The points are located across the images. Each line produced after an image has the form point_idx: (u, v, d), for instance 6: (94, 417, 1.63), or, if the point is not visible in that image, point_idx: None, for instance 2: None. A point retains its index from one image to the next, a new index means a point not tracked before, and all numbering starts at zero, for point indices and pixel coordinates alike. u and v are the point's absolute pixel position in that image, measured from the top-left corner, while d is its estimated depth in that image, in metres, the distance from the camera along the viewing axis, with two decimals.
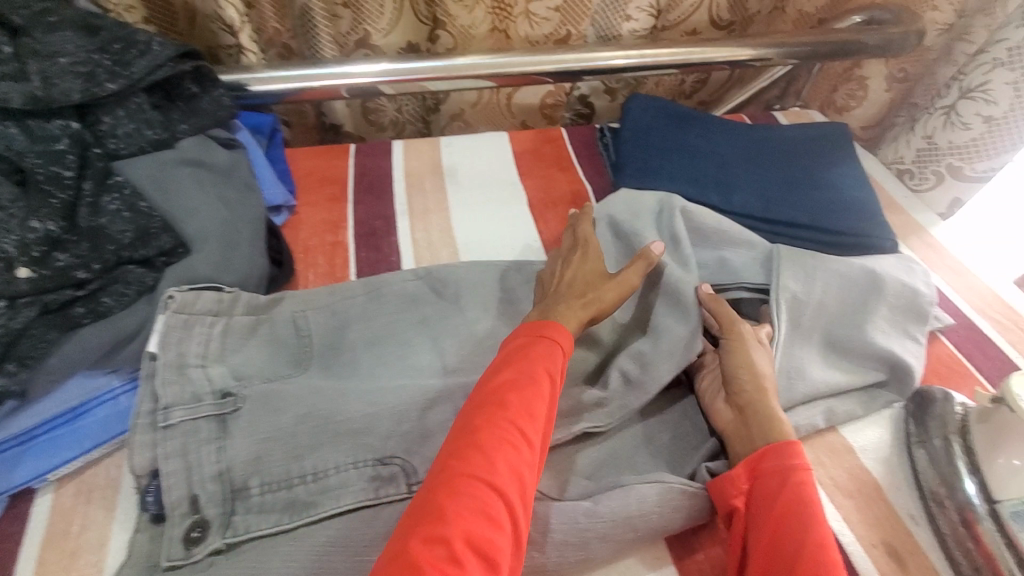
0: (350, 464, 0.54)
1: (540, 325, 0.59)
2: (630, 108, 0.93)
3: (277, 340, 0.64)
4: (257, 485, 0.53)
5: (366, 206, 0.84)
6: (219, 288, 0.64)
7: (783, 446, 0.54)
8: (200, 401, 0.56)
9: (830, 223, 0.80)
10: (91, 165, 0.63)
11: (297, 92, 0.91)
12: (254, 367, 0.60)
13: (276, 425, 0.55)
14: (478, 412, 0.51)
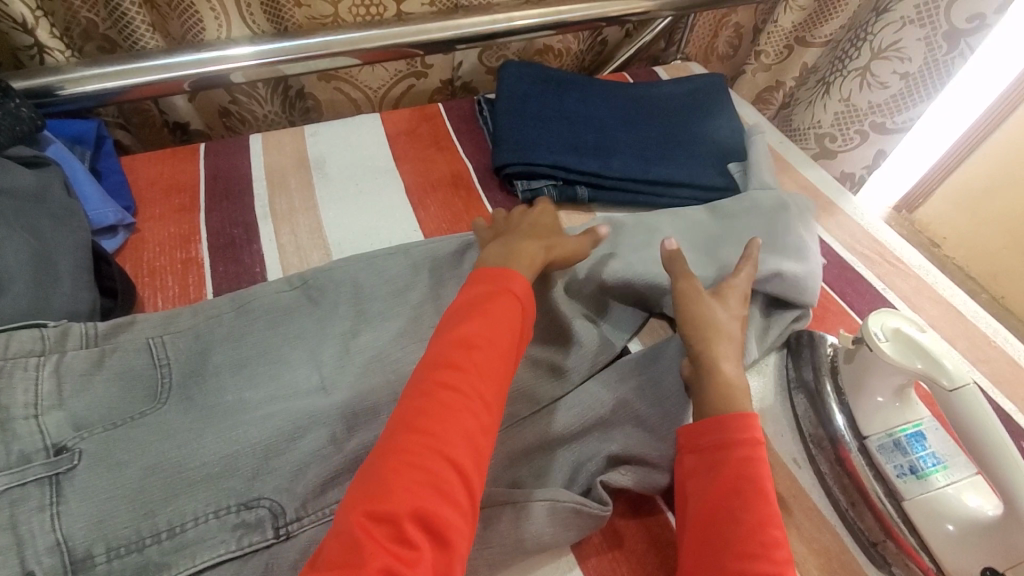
0: (211, 513, 0.48)
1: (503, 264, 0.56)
2: (505, 76, 0.88)
3: (128, 371, 0.54)
4: (103, 552, 0.45)
5: (221, 212, 0.76)
6: (41, 325, 0.55)
7: (738, 419, 0.51)
8: (27, 462, 0.46)
9: (708, 178, 0.80)
10: None
11: (124, 90, 0.79)
12: (100, 410, 0.51)
13: (119, 482, 0.47)
14: (435, 367, 0.48)
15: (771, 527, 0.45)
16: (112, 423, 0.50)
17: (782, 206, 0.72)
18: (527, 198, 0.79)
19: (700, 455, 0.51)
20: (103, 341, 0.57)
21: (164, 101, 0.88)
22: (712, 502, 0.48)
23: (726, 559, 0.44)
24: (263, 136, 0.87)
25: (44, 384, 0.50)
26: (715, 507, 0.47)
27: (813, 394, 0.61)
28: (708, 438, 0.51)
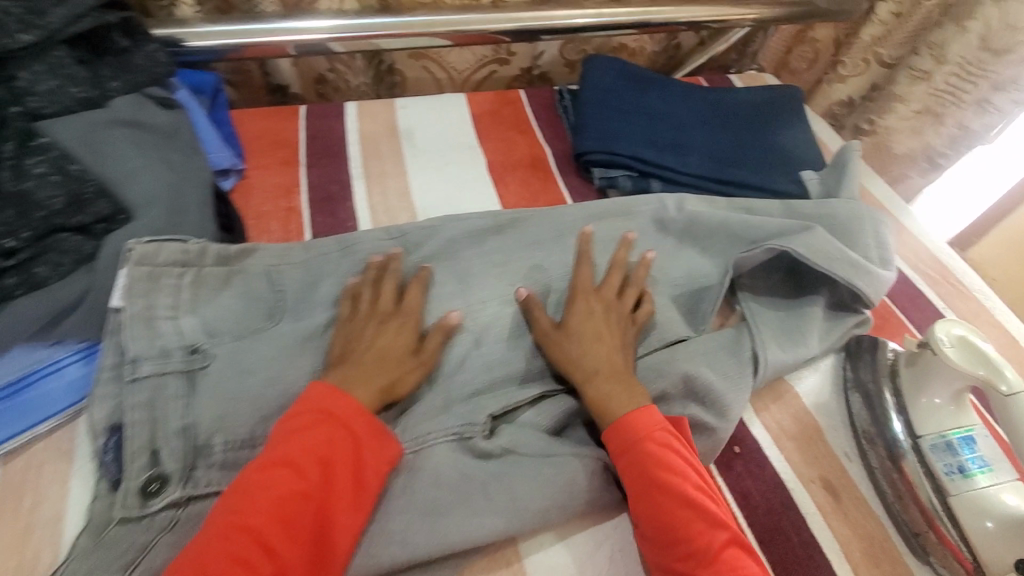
0: None
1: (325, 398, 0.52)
2: (589, 69, 0.92)
3: (249, 294, 0.61)
4: (221, 442, 0.53)
5: (320, 169, 0.82)
6: (184, 240, 0.60)
7: (626, 419, 0.56)
8: (168, 358, 0.54)
9: (779, 185, 0.83)
10: (12, 125, 0.56)
11: (239, 49, 0.85)
12: (228, 324, 0.58)
13: (244, 384, 0.55)
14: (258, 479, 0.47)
15: (703, 502, 0.52)
16: (237, 337, 0.58)
17: (859, 219, 0.75)
18: (603, 186, 0.84)
19: (630, 442, 0.55)
20: (233, 263, 0.62)
21: (270, 62, 0.96)
22: (648, 486, 0.52)
23: (670, 535, 0.50)
24: (357, 103, 0.93)
25: (183, 295, 0.58)
26: (649, 490, 0.52)
27: (869, 395, 0.64)
28: (627, 429, 0.55)
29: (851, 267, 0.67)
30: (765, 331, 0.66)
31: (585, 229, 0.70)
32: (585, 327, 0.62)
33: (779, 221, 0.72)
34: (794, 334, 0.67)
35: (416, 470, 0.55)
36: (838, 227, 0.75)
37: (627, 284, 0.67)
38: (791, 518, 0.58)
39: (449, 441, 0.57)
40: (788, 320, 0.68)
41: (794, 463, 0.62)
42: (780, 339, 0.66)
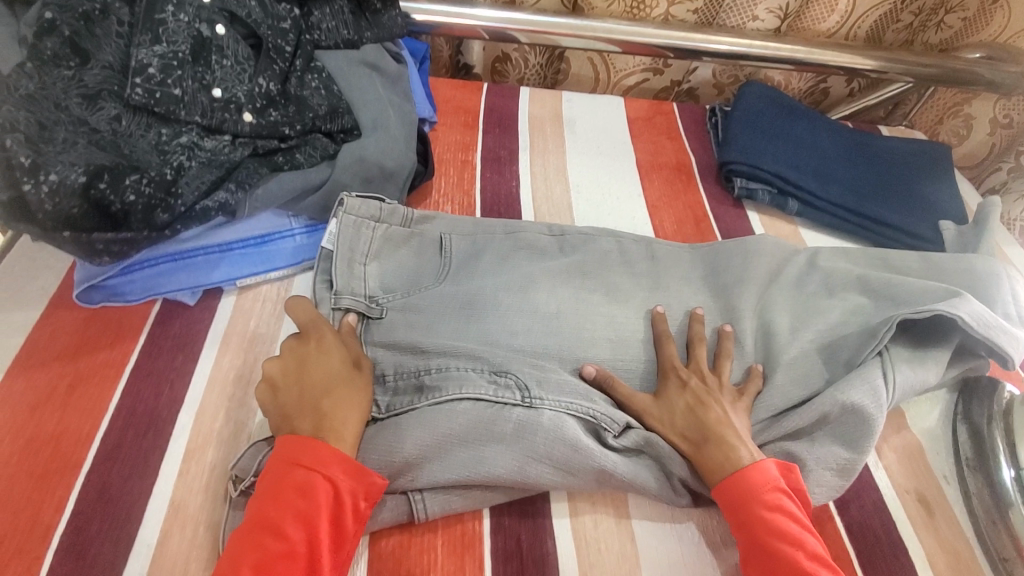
0: (470, 367, 0.60)
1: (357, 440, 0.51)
2: (744, 93, 1.00)
3: (424, 254, 0.70)
4: (391, 371, 0.61)
5: (494, 136, 0.95)
6: (382, 200, 0.72)
7: (732, 480, 0.54)
8: (358, 299, 0.65)
9: (916, 227, 0.86)
10: (302, 47, 0.73)
11: (448, 27, 1.02)
12: (402, 272, 0.69)
13: (414, 330, 0.64)
14: (255, 514, 0.47)
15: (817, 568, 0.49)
16: (408, 292, 0.67)
17: (995, 276, 0.73)
18: (741, 196, 0.90)
19: (737, 500, 0.53)
20: (412, 226, 0.72)
21: (466, 44, 1.13)
22: (753, 545, 0.51)
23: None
24: (530, 90, 1.06)
25: (374, 245, 0.69)
26: (755, 553, 0.51)
27: (976, 427, 0.66)
28: (732, 489, 0.54)
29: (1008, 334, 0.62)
30: (901, 366, 0.63)
31: (653, 308, 0.69)
32: (679, 403, 0.60)
33: (931, 283, 0.68)
34: (926, 376, 0.63)
35: (561, 424, 0.56)
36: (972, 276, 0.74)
37: (716, 359, 0.65)
38: (881, 517, 0.60)
39: (583, 418, 0.58)
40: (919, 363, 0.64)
41: (892, 473, 0.64)
42: (913, 370, 0.63)
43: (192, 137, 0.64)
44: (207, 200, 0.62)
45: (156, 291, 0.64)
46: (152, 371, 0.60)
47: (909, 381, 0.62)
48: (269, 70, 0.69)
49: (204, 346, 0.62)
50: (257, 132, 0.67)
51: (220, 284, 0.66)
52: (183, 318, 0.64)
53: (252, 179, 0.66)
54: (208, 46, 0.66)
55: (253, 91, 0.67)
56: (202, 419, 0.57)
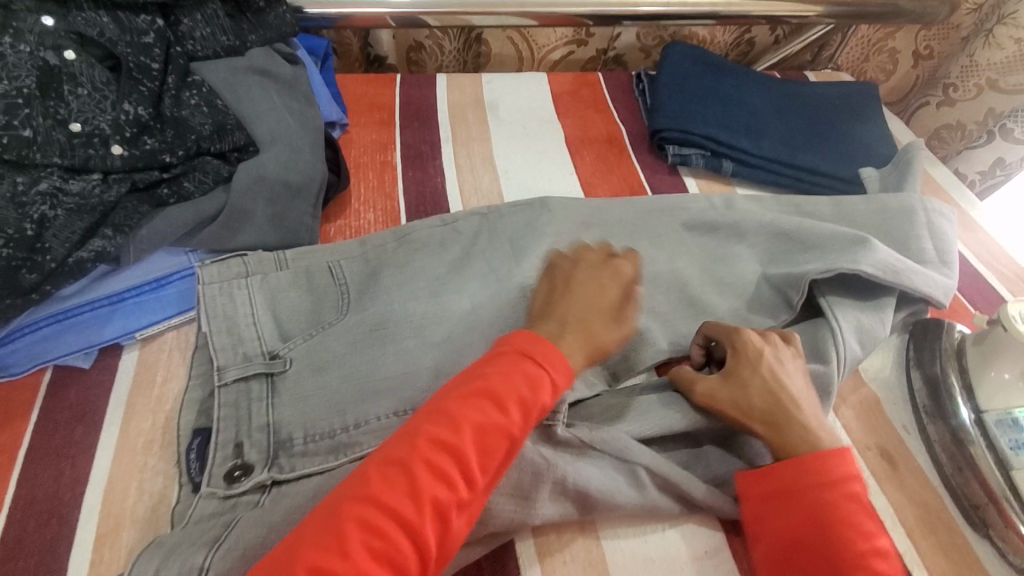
0: (392, 413, 0.55)
1: (537, 350, 0.49)
2: (668, 54, 0.96)
3: (317, 288, 0.64)
4: (302, 436, 0.54)
5: (411, 130, 0.89)
6: (243, 254, 0.64)
7: (787, 464, 0.52)
8: (250, 361, 0.57)
9: (850, 172, 0.85)
10: (173, 62, 0.66)
11: (349, 18, 0.94)
12: (299, 314, 0.62)
13: (321, 384, 0.56)
14: (425, 430, 0.44)
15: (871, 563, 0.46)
16: (311, 333, 0.60)
17: (908, 212, 0.75)
18: (675, 162, 0.87)
19: (784, 482, 0.52)
20: (290, 265, 0.65)
21: (373, 33, 1.05)
22: (797, 530, 0.50)
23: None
24: (447, 76, 1.00)
25: (258, 286, 0.62)
26: (795, 539, 0.49)
27: (932, 377, 0.65)
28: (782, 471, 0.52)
29: (913, 273, 0.67)
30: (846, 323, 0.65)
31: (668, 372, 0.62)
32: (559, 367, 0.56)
33: (838, 228, 0.72)
34: (865, 329, 0.66)
35: None
36: (898, 217, 0.75)
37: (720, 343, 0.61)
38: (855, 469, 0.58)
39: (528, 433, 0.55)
40: (863, 321, 0.66)
41: (852, 431, 0.64)
42: (857, 325, 0.66)
43: (54, 181, 0.56)
44: (82, 250, 0.55)
45: (44, 358, 0.57)
46: (49, 450, 0.53)
47: (856, 335, 0.65)
48: (136, 92, 0.61)
49: (105, 413, 0.56)
50: (131, 165, 0.59)
51: (115, 340, 0.59)
52: (79, 384, 0.58)
53: (131, 220, 0.58)
54: (57, 75, 0.58)
55: (118, 119, 0.59)
56: (113, 497, 0.51)
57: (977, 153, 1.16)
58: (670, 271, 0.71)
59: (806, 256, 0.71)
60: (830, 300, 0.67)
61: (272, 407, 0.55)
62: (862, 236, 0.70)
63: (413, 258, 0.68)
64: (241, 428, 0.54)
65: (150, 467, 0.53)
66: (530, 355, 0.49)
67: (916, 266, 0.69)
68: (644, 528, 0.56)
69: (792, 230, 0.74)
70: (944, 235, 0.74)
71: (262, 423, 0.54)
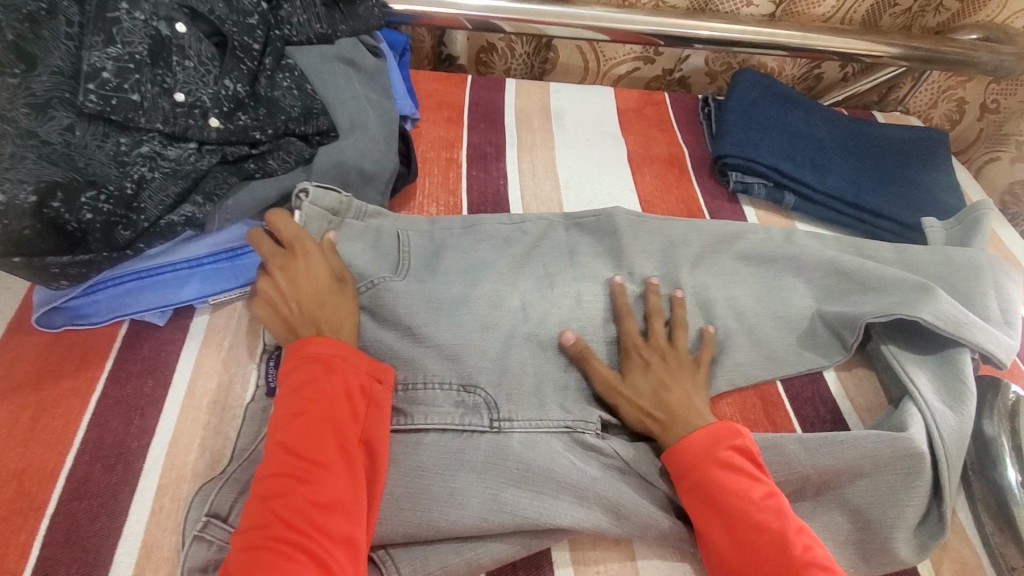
0: (437, 385, 0.61)
1: (311, 346, 0.55)
2: (738, 82, 0.97)
3: (380, 247, 0.68)
4: None
5: (479, 132, 0.91)
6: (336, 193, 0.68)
7: (703, 438, 0.56)
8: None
9: (915, 218, 0.84)
10: (271, 44, 0.69)
11: (430, 17, 0.97)
12: (361, 260, 0.66)
13: (380, 337, 0.63)
14: (277, 466, 0.49)
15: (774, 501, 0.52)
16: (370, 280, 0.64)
17: (975, 269, 0.75)
18: (736, 189, 0.87)
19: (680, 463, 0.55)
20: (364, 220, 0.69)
21: (449, 34, 1.08)
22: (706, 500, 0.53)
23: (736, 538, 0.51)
24: (516, 81, 1.02)
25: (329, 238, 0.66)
26: (740, 515, 0.51)
27: (983, 437, 0.64)
28: (695, 457, 0.55)
29: (978, 329, 0.66)
30: (917, 372, 0.66)
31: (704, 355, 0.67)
32: (644, 379, 0.62)
33: (902, 274, 0.71)
34: (933, 385, 0.65)
35: (531, 446, 0.57)
36: (958, 273, 0.75)
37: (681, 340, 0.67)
38: (892, 487, 0.56)
39: (557, 432, 0.60)
40: (935, 378, 0.65)
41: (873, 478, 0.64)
42: (926, 380, 0.65)
43: (154, 146, 0.59)
44: (173, 214, 0.59)
45: (122, 312, 0.60)
46: (120, 399, 0.56)
47: (923, 387, 0.64)
48: (236, 70, 0.64)
49: (174, 369, 0.59)
50: (225, 138, 0.62)
51: (190, 302, 0.62)
52: (152, 340, 0.61)
53: (221, 189, 0.61)
54: (168, 46, 0.62)
55: (219, 94, 0.63)
56: (176, 451, 0.54)
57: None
58: (721, 300, 0.73)
59: (864, 298, 0.71)
60: (895, 351, 0.68)
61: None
62: (926, 282, 0.70)
63: (472, 255, 0.71)
64: None
65: (212, 428, 0.56)
66: (303, 354, 0.54)
67: (980, 323, 0.68)
68: (676, 550, 0.57)
69: (853, 266, 0.73)
70: (1009, 297, 0.74)
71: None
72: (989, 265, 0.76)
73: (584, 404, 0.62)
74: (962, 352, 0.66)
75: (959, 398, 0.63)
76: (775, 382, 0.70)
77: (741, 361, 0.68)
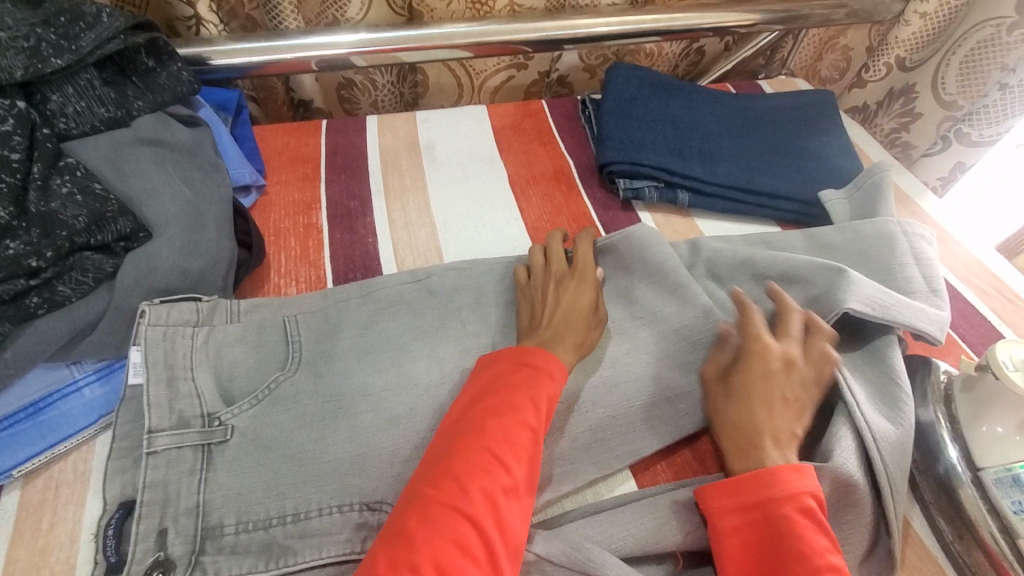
0: (334, 507, 0.50)
1: (531, 355, 0.54)
2: (612, 78, 0.90)
3: (263, 344, 0.60)
4: (233, 523, 0.49)
5: (339, 185, 0.81)
6: (196, 298, 0.60)
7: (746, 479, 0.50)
8: (187, 427, 0.52)
9: (814, 193, 0.80)
10: (39, 145, 0.58)
11: (263, 66, 0.86)
12: (242, 370, 0.58)
13: (263, 460, 0.52)
14: (457, 444, 0.47)
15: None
16: (255, 396, 0.55)
17: (886, 238, 0.70)
18: (628, 196, 0.81)
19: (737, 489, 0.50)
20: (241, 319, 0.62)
21: (295, 77, 0.97)
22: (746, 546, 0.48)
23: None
24: (378, 118, 0.92)
25: (196, 354, 0.57)
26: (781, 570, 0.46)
27: (923, 427, 0.59)
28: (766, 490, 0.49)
29: (902, 307, 0.61)
30: (849, 374, 0.60)
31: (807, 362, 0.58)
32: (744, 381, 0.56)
33: (816, 258, 0.66)
34: (865, 392, 0.59)
35: None
36: (868, 245, 0.70)
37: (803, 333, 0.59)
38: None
39: None
40: (865, 383, 0.60)
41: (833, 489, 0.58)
42: (861, 384, 0.59)
43: None
44: None
45: None
46: None
47: (858, 394, 0.57)
48: None
49: None
50: None
51: None
52: None
53: None
54: None
55: None
56: None
57: (936, 160, 1.19)
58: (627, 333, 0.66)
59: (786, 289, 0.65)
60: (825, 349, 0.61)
61: (202, 484, 0.50)
62: (838, 264, 0.64)
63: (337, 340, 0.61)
64: (167, 511, 0.49)
65: None
66: (527, 360, 0.53)
67: (905, 299, 0.63)
68: None
69: (754, 254, 0.68)
70: (926, 261, 0.69)
71: (190, 505, 0.49)
72: (900, 226, 0.72)
73: None
74: (889, 347, 0.61)
75: (892, 405, 0.57)
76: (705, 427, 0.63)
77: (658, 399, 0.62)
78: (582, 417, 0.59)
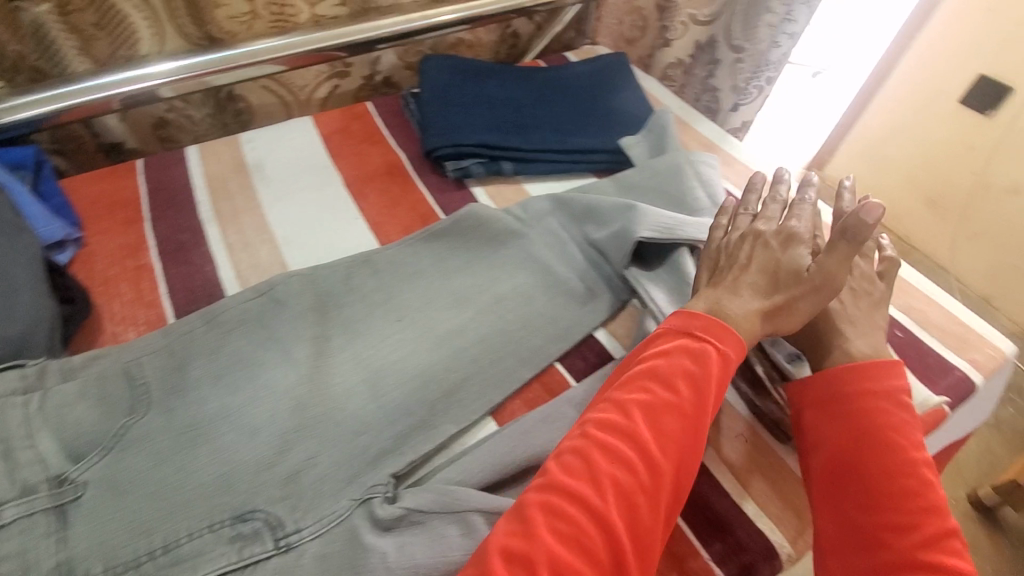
0: (204, 528, 0.52)
1: (691, 324, 0.59)
2: (425, 69, 0.95)
3: (108, 396, 0.57)
4: (100, 572, 0.49)
5: (166, 221, 0.79)
6: (21, 364, 0.57)
7: (855, 371, 0.60)
8: (33, 493, 0.50)
9: (617, 143, 0.90)
10: None
11: (57, 114, 0.81)
12: (88, 427, 0.55)
13: (123, 505, 0.52)
14: (580, 446, 0.51)
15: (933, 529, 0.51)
16: (105, 446, 0.55)
17: (675, 170, 0.82)
18: (458, 176, 0.87)
19: (834, 431, 0.58)
20: (78, 374, 0.58)
21: (98, 121, 0.93)
22: (861, 460, 0.56)
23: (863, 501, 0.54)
24: (200, 146, 0.90)
25: (33, 420, 0.54)
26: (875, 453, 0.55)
27: None
28: (871, 419, 0.57)
29: (688, 224, 0.73)
30: (654, 288, 0.71)
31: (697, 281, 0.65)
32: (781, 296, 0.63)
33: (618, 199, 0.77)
34: (670, 298, 0.70)
35: (326, 553, 0.52)
36: (663, 177, 0.82)
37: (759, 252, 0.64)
38: None
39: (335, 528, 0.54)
40: (670, 291, 0.71)
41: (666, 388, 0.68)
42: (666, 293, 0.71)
43: None
44: None
45: None
46: None
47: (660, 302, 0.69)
48: None
49: None
50: None
51: None
52: None
53: None
54: None
55: None
56: None
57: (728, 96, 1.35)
58: (472, 300, 0.72)
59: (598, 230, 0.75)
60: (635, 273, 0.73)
61: (63, 542, 0.49)
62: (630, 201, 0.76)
63: (187, 371, 0.61)
64: None
65: None
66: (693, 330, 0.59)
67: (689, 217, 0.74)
68: None
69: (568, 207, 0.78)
70: (709, 181, 0.83)
71: (50, 566, 0.48)
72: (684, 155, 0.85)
73: (366, 475, 0.57)
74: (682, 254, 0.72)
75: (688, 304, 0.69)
76: (552, 365, 0.70)
77: (506, 350, 0.68)
78: (438, 381, 0.64)
